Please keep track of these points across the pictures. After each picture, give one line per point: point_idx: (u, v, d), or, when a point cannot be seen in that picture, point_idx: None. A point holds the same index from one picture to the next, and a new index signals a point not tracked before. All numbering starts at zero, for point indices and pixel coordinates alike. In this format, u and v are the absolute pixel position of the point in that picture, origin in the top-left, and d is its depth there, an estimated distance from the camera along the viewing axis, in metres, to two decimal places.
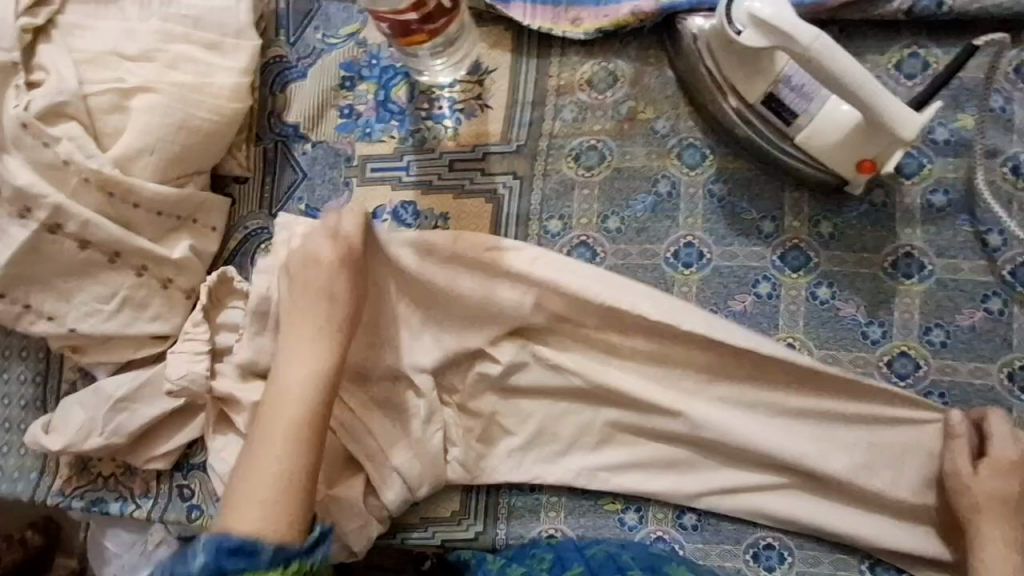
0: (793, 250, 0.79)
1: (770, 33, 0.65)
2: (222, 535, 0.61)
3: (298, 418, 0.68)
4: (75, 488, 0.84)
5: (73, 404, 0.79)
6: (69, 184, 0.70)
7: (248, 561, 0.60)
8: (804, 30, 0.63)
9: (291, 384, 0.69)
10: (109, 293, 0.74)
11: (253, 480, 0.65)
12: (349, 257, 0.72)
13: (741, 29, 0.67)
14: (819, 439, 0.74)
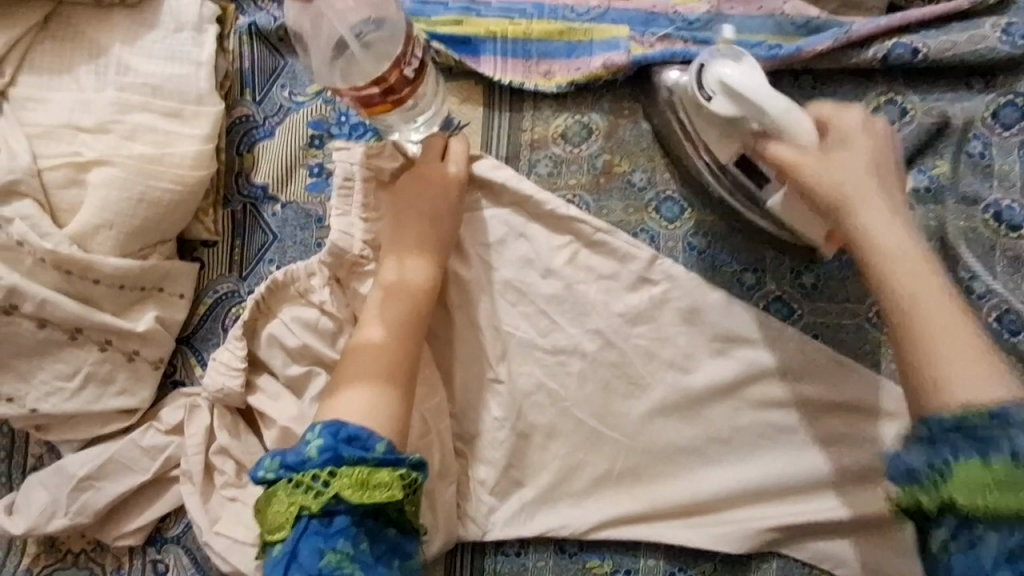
0: (775, 302, 0.78)
1: (743, 104, 0.65)
2: (338, 424, 0.64)
3: (391, 354, 0.71)
4: (44, 567, 0.81)
5: (36, 484, 0.76)
6: (23, 264, 0.68)
7: (362, 452, 0.63)
8: (774, 101, 0.64)
9: (380, 331, 0.71)
10: (71, 371, 0.71)
11: (351, 399, 0.68)
12: (421, 225, 0.74)
13: (712, 95, 0.67)
14: (860, 470, 0.75)
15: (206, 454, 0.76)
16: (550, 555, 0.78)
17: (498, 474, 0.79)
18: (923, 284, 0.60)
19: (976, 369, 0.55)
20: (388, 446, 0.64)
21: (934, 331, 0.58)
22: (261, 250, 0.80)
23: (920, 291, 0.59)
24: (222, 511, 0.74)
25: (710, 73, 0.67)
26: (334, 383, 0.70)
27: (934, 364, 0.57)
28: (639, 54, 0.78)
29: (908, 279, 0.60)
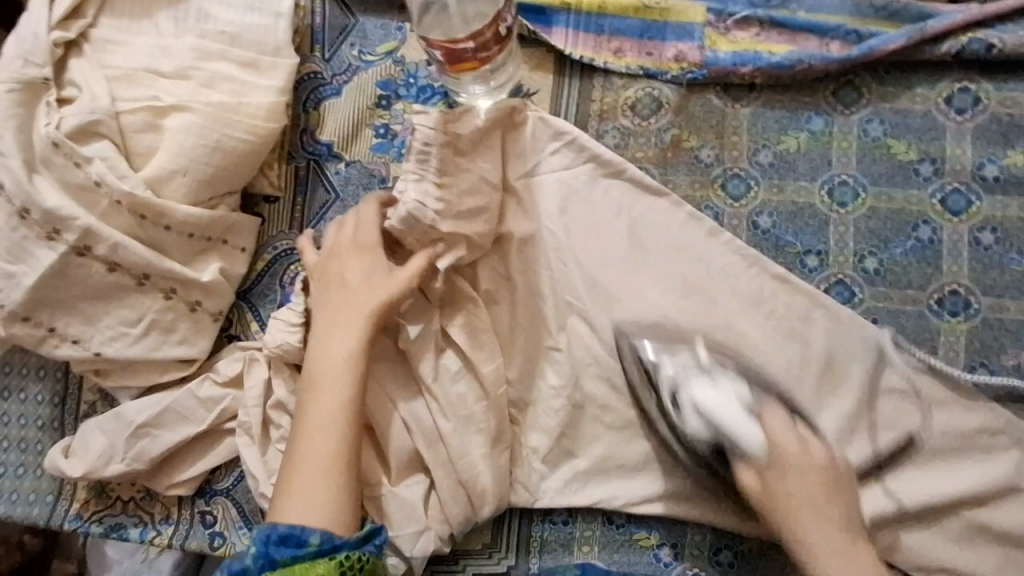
0: (837, 285, 0.78)
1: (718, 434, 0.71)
2: (269, 527, 0.62)
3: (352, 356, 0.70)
4: (93, 513, 0.81)
5: (94, 429, 0.76)
6: (98, 206, 0.67)
7: (295, 550, 0.61)
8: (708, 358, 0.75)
9: (340, 342, 0.70)
10: (136, 317, 0.71)
11: (300, 466, 0.66)
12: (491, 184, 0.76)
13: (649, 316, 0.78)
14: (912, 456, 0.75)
15: (264, 407, 0.76)
16: (598, 526, 0.79)
17: (551, 442, 0.79)
18: (817, 517, 0.65)
19: (843, 559, 0.63)
20: (323, 535, 0.62)
21: (795, 516, 0.66)
22: (323, 208, 0.80)
23: (795, 491, 0.66)
24: (278, 464, 0.75)
25: (686, 392, 0.73)
26: (296, 423, 0.68)
27: (795, 523, 0.66)
28: (713, 50, 0.78)
29: (795, 476, 0.67)
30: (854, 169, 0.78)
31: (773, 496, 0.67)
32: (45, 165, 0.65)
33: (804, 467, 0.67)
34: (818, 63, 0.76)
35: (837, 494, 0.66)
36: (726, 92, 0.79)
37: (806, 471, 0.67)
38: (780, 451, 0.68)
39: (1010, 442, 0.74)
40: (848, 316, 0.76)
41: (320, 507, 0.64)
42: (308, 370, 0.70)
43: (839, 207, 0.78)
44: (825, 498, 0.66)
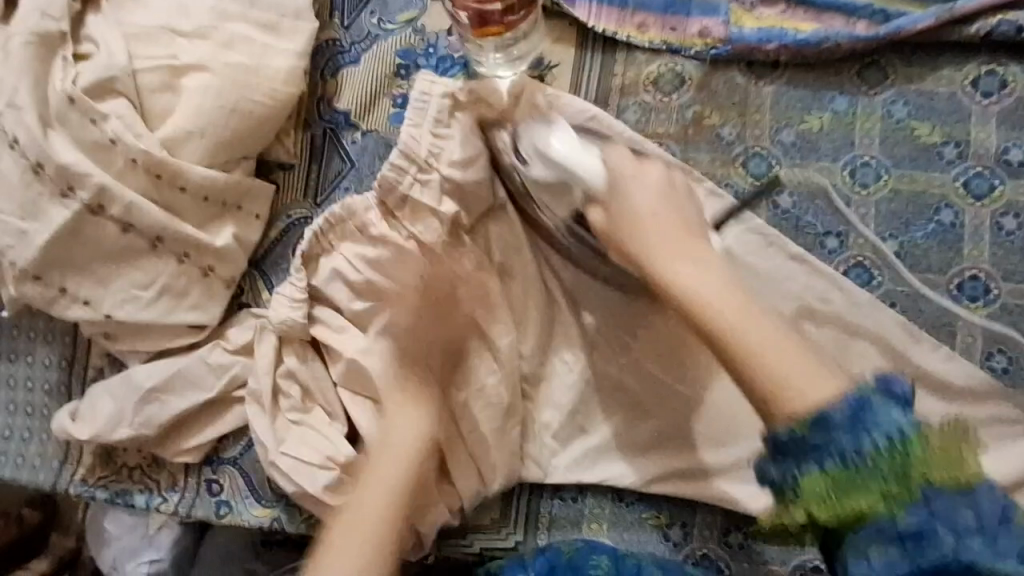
0: (856, 267, 0.77)
1: (564, 174, 0.68)
2: None
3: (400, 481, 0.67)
4: (99, 479, 0.81)
5: (102, 393, 0.75)
6: (114, 165, 0.66)
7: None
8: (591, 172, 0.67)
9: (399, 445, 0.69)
10: (148, 281, 0.70)
11: (345, 535, 0.63)
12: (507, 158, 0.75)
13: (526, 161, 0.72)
14: None
15: (274, 377, 0.75)
16: (608, 504, 0.79)
17: (563, 419, 0.79)
18: (695, 262, 0.63)
19: (806, 368, 0.56)
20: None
21: (743, 328, 0.58)
22: (338, 177, 0.79)
23: (685, 278, 0.62)
24: (287, 434, 0.74)
25: (529, 139, 0.71)
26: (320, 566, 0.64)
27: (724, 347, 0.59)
28: (738, 27, 0.77)
29: (676, 252, 0.64)
30: (877, 151, 0.77)
31: (626, 225, 0.65)
32: (59, 121, 0.64)
33: (659, 212, 0.66)
34: (844, 41, 0.75)
35: (705, 250, 0.64)
36: (750, 69, 0.78)
37: (657, 210, 0.65)
38: (620, 177, 0.67)
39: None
40: (866, 300, 0.75)
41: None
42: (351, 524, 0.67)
43: (860, 188, 0.77)
44: (724, 285, 0.61)
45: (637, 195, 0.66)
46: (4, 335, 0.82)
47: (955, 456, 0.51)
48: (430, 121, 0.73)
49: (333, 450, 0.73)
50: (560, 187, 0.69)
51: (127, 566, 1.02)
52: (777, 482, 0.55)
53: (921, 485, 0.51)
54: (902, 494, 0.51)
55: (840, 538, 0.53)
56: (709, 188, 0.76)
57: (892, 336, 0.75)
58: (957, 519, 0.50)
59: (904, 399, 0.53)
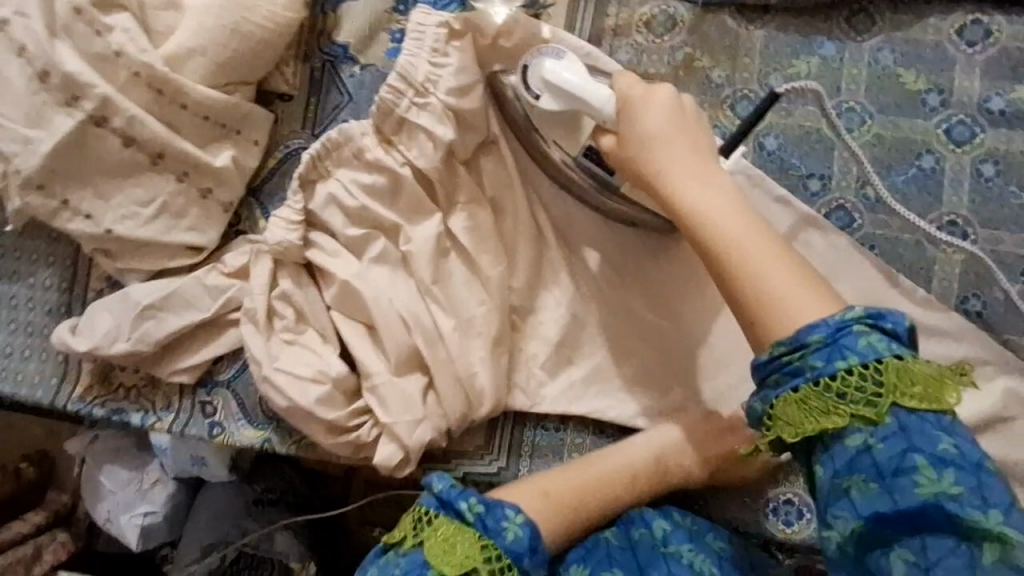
0: (838, 210, 0.79)
1: (572, 104, 0.71)
2: None
3: None
4: (96, 397, 0.83)
5: (101, 309, 0.78)
6: (118, 79, 0.68)
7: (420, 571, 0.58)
8: (598, 97, 0.70)
9: None
10: (148, 197, 0.72)
11: None
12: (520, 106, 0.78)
13: (538, 93, 0.73)
14: None
15: (269, 297, 0.77)
16: (589, 435, 0.81)
17: (548, 351, 0.81)
18: (703, 182, 0.65)
19: (810, 304, 0.55)
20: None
21: (756, 263, 0.58)
22: (335, 109, 0.81)
23: (696, 198, 0.64)
24: (280, 353, 0.76)
25: (535, 72, 0.74)
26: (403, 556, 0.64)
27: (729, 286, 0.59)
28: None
29: (674, 158, 0.66)
30: (862, 97, 0.79)
31: (637, 146, 0.68)
32: (66, 32, 0.66)
33: (670, 136, 0.67)
34: None
35: (715, 172, 0.66)
36: (740, 14, 0.80)
37: (666, 133, 0.67)
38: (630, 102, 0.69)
39: (994, 371, 0.76)
40: (843, 247, 0.77)
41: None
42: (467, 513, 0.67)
43: (845, 132, 0.79)
44: (733, 205, 0.62)
45: (649, 115, 0.68)
46: (7, 257, 0.84)
47: (933, 384, 0.51)
48: (428, 52, 0.76)
49: (325, 367, 0.76)
50: (569, 119, 0.74)
51: (118, 521, 1.06)
52: (758, 409, 0.56)
53: (893, 405, 0.51)
54: (874, 417, 0.51)
55: (812, 457, 0.54)
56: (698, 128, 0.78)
57: (865, 278, 0.77)
58: (930, 446, 0.50)
59: (893, 331, 0.53)
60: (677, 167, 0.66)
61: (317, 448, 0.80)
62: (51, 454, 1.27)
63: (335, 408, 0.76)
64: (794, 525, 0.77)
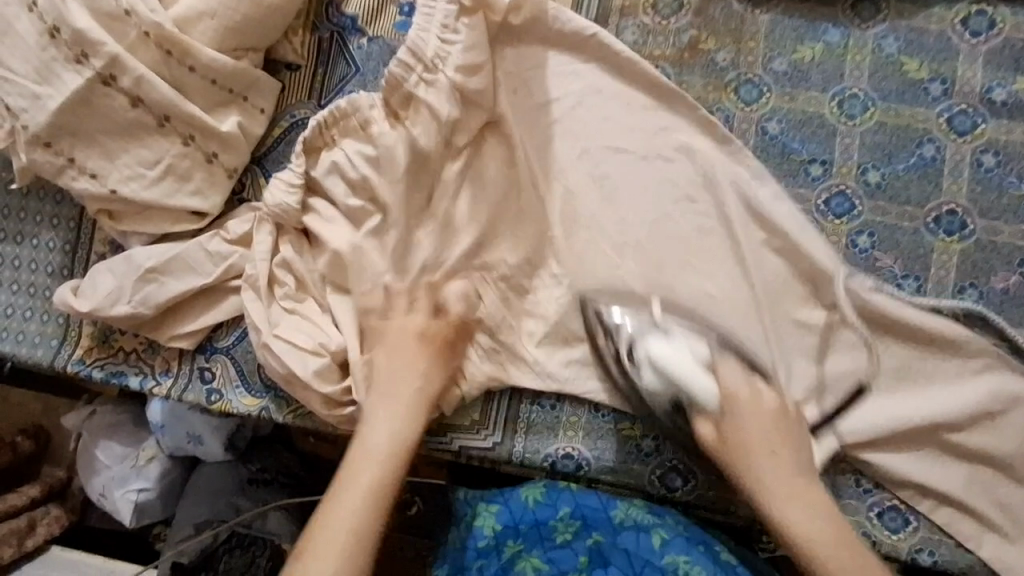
0: (838, 196, 0.80)
1: (673, 384, 0.74)
2: None
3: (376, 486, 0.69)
4: (96, 360, 0.83)
5: (103, 270, 0.78)
6: (127, 38, 0.69)
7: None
8: (704, 392, 0.73)
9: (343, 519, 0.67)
10: (154, 159, 0.73)
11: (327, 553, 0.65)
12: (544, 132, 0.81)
13: (632, 346, 0.76)
14: (892, 374, 0.79)
15: (271, 266, 0.78)
16: (585, 413, 0.81)
17: (546, 328, 0.81)
18: (773, 457, 0.70)
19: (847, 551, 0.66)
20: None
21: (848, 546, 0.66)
22: (342, 81, 0.82)
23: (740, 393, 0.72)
24: (280, 321, 0.77)
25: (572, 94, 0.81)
26: (331, 492, 0.69)
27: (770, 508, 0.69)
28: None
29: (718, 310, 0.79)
30: (866, 84, 0.79)
31: (734, 442, 0.71)
32: None
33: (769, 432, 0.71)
34: None
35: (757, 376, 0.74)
36: None
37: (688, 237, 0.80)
38: (737, 400, 0.72)
39: (982, 363, 0.77)
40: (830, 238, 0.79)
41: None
42: (348, 458, 0.70)
43: (847, 118, 0.80)
44: (784, 437, 0.71)
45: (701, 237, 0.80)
46: (12, 218, 0.85)
47: None
48: (436, 24, 0.76)
49: (325, 338, 0.77)
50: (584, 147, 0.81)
51: (114, 495, 1.09)
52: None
53: None
54: None
55: None
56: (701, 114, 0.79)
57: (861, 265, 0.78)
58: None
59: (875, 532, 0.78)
60: (748, 431, 0.71)
61: (314, 417, 0.81)
62: (48, 428, 1.28)
63: (331, 382, 0.76)
64: None
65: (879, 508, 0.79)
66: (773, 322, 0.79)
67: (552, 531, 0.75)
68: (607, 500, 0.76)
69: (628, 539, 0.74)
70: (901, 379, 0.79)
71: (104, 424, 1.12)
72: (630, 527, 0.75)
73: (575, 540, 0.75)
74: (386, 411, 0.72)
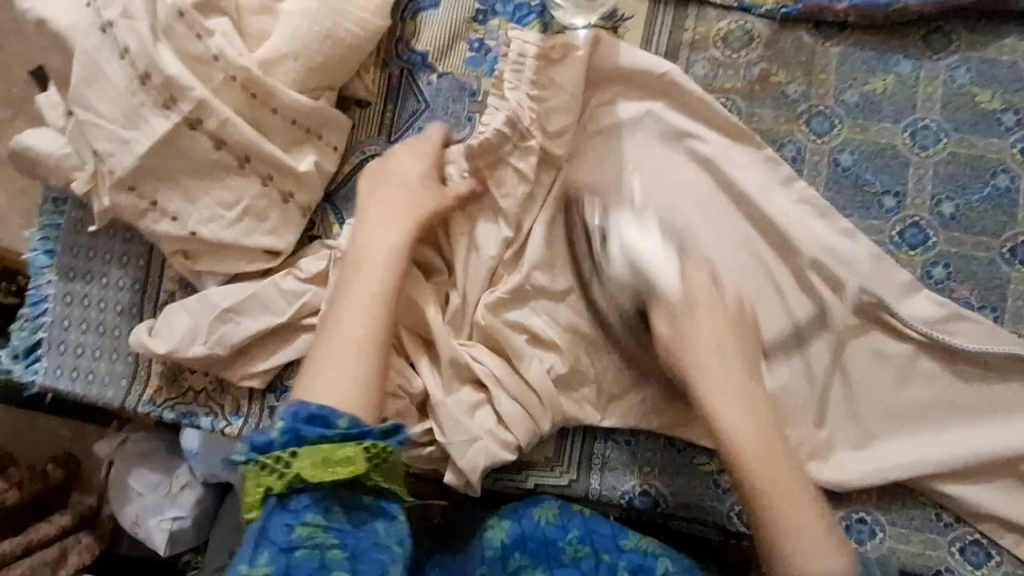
0: (912, 227, 0.80)
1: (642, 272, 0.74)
2: (300, 405, 0.65)
3: (388, 267, 0.72)
4: (165, 399, 0.83)
5: (179, 310, 0.78)
6: (213, 81, 0.69)
7: (324, 430, 0.64)
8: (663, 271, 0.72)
9: (359, 312, 0.70)
10: (233, 200, 0.72)
11: (339, 361, 0.68)
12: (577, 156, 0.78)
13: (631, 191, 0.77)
14: (971, 406, 0.77)
15: None
16: (661, 449, 0.80)
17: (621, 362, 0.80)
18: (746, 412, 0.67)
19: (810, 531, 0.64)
20: (350, 419, 0.65)
21: (785, 502, 0.65)
22: (412, 116, 0.82)
23: (753, 445, 0.66)
24: None
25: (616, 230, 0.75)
26: (335, 323, 0.70)
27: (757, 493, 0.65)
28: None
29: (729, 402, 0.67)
30: (937, 115, 0.79)
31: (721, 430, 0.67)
32: (166, 34, 0.67)
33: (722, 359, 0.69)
34: (915, 4, 0.77)
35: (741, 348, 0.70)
36: (818, 31, 0.81)
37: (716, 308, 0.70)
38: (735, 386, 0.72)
39: None
40: (906, 280, 0.77)
41: (341, 399, 0.66)
42: (347, 290, 0.71)
43: (919, 149, 0.80)
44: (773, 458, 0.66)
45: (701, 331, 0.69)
46: (79, 256, 0.84)
47: None
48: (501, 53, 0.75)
49: (402, 382, 0.77)
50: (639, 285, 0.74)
51: (149, 524, 1.06)
52: None
53: None
54: None
55: None
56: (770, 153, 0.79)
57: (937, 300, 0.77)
58: None
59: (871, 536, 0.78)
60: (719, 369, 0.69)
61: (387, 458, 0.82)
62: (79, 455, 1.26)
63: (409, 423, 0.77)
64: (866, 543, 0.79)
65: (960, 544, 0.78)
66: (849, 354, 0.79)
67: (560, 551, 0.73)
68: (618, 527, 0.75)
69: (633, 559, 0.73)
70: (982, 404, 0.77)
71: (138, 451, 1.10)
72: (638, 551, 0.73)
73: (585, 561, 0.73)
74: (394, 217, 0.74)
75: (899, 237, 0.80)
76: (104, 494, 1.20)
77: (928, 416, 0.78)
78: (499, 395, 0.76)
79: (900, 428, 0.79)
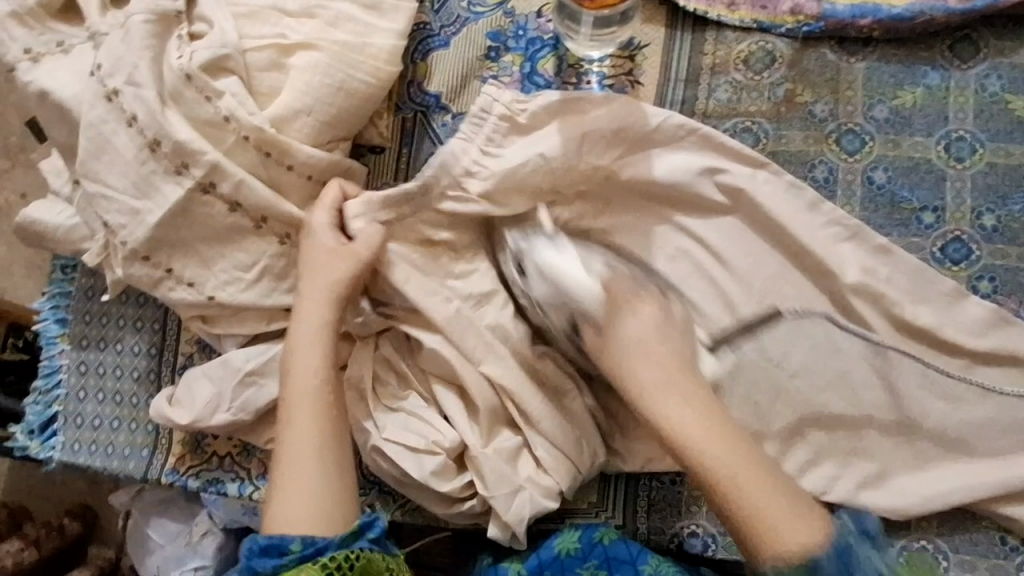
0: (954, 242, 0.76)
1: (562, 295, 0.71)
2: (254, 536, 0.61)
3: (321, 367, 0.67)
4: (189, 468, 0.80)
5: (200, 376, 0.75)
6: (225, 142, 0.67)
7: (279, 558, 0.59)
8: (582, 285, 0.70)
9: (299, 422, 0.66)
10: (250, 262, 0.69)
11: (290, 482, 0.64)
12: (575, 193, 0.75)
13: (520, 246, 0.73)
14: None
15: (373, 364, 0.75)
16: None
17: None
18: (683, 401, 0.65)
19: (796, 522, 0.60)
20: (304, 539, 0.60)
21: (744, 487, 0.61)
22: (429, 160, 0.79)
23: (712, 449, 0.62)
24: (386, 418, 0.74)
25: (532, 255, 0.72)
26: (279, 443, 0.66)
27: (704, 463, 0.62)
28: (832, 3, 0.77)
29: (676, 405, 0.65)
30: (971, 124, 0.77)
31: (688, 451, 0.63)
32: (176, 98, 0.65)
33: (669, 379, 0.66)
34: (941, 15, 0.75)
35: (700, 392, 0.66)
36: (842, 46, 0.79)
37: (645, 342, 0.67)
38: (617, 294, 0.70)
39: None
40: (951, 288, 0.74)
41: (294, 522, 0.62)
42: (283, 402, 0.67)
43: (956, 161, 0.77)
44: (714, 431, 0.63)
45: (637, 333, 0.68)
46: (93, 324, 0.82)
47: None
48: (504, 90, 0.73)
49: (437, 436, 0.72)
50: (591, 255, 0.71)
51: None
52: None
53: None
54: None
55: None
56: (790, 177, 0.75)
57: (983, 318, 0.74)
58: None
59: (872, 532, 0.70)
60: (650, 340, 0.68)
61: (423, 512, 0.78)
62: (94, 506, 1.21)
63: (450, 478, 0.72)
64: None
65: None
66: (899, 378, 0.74)
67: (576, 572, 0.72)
68: (638, 550, 0.71)
69: None
70: None
71: (153, 502, 1.02)
72: None
73: None
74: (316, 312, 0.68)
75: (939, 252, 0.76)
76: (123, 545, 1.17)
77: (993, 434, 0.74)
78: (538, 443, 0.73)
79: (961, 452, 0.74)
